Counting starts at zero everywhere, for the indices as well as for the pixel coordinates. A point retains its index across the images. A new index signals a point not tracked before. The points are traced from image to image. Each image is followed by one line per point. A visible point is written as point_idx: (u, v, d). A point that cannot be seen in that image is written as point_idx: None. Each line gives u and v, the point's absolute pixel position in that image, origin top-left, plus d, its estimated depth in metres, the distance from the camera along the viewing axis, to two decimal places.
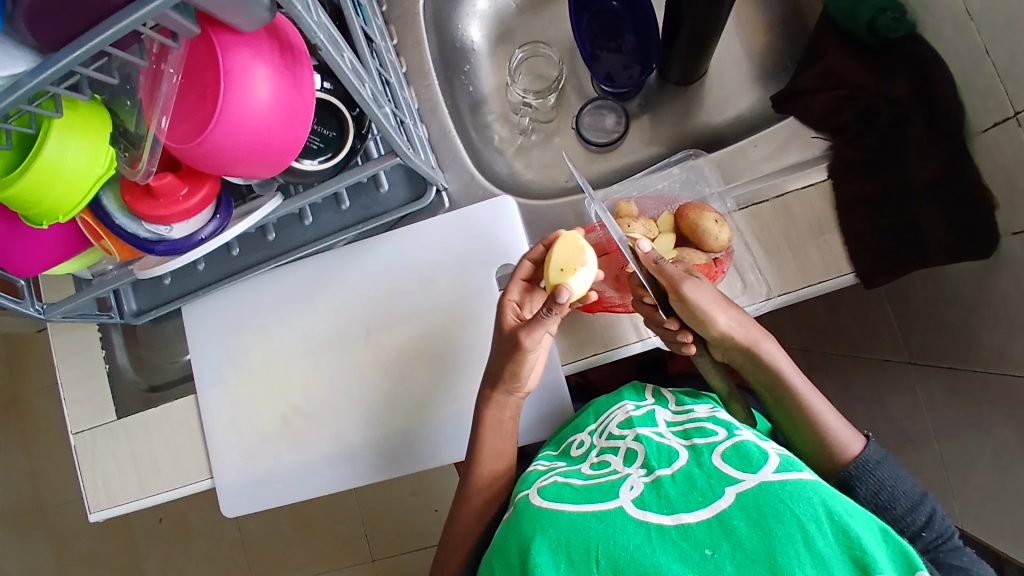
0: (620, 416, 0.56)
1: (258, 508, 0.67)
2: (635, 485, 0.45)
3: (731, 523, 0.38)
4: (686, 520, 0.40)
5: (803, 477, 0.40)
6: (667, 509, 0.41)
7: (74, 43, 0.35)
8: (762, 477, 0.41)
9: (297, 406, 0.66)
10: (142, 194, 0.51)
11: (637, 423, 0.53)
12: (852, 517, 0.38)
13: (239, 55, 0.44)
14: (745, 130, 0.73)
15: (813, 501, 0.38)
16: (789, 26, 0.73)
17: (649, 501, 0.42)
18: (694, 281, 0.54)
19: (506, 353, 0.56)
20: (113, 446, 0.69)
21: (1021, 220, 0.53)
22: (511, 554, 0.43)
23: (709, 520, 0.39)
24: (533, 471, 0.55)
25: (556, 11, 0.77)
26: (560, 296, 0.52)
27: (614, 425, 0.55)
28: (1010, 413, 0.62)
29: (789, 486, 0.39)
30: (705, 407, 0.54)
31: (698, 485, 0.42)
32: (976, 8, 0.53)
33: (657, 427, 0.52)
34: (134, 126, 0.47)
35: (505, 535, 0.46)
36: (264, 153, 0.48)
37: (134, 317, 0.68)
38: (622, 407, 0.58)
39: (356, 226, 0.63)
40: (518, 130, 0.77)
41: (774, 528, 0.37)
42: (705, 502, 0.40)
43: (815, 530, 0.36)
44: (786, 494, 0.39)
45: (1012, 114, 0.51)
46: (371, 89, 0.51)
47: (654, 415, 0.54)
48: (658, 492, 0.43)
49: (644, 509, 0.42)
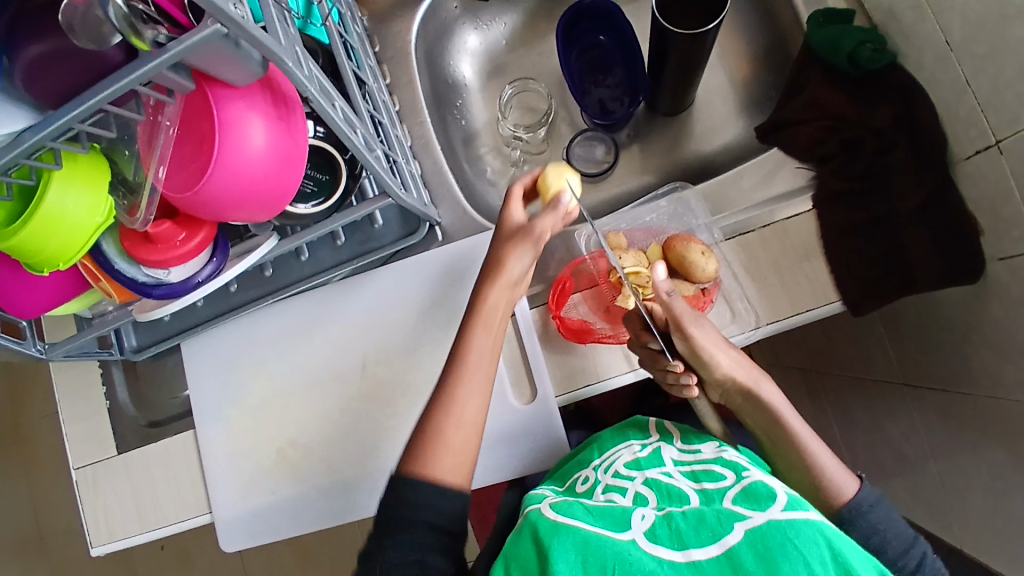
0: (626, 456, 0.58)
1: (258, 541, 0.68)
2: (647, 516, 0.46)
3: (739, 558, 0.39)
4: (697, 556, 0.40)
5: (809, 516, 0.40)
6: (677, 544, 0.41)
7: (74, 101, 0.37)
8: (770, 515, 0.41)
9: (294, 440, 0.67)
10: (140, 240, 0.52)
11: (644, 465, 0.55)
12: (857, 560, 0.38)
13: (233, 106, 0.46)
14: (734, 158, 0.75)
15: (819, 542, 0.38)
16: (774, 56, 0.74)
17: (661, 534, 0.43)
18: (702, 324, 0.57)
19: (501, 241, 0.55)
20: (115, 482, 0.70)
21: (1006, 246, 0.54)
22: (525, 557, 0.42)
23: (719, 557, 0.39)
24: (537, 497, 0.55)
25: (546, 45, 0.79)
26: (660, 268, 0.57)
27: (621, 465, 0.56)
28: (1003, 434, 0.62)
29: (797, 525, 0.40)
30: (711, 449, 0.56)
31: (707, 520, 0.42)
32: (955, 39, 0.54)
33: (664, 469, 0.54)
34: (132, 174, 0.49)
35: (514, 542, 0.46)
36: (258, 200, 0.50)
37: (133, 354, 0.70)
38: (628, 446, 0.59)
39: (351, 261, 0.65)
40: (509, 163, 0.79)
41: (781, 564, 0.38)
42: (715, 537, 0.41)
43: (820, 570, 0.37)
44: (793, 532, 0.39)
45: (994, 142, 0.53)
46: (364, 135, 0.53)
47: (660, 456, 0.56)
48: (670, 525, 0.43)
49: (655, 542, 0.42)
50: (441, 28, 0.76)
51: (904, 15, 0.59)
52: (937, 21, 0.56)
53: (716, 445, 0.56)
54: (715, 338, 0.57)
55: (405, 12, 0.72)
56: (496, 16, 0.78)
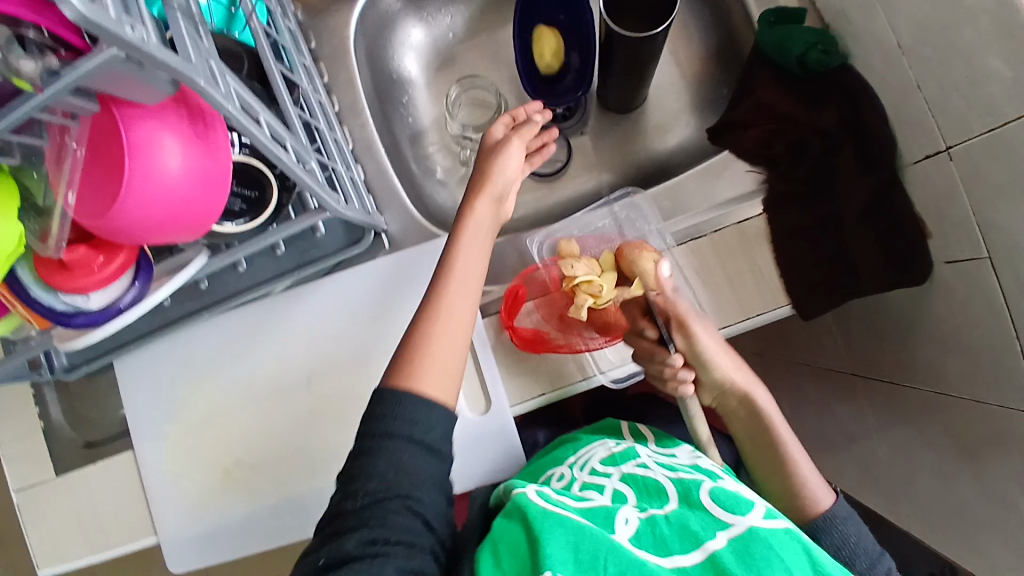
0: (600, 454, 0.58)
1: (207, 562, 0.66)
2: (630, 518, 0.45)
3: (724, 564, 0.39)
4: (681, 563, 0.40)
5: (789, 526, 0.42)
6: (660, 549, 0.41)
7: None
8: (750, 522, 0.42)
9: (241, 459, 0.65)
10: (54, 266, 0.49)
11: (620, 461, 0.55)
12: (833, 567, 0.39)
13: (144, 128, 0.42)
14: (687, 158, 0.73)
15: (801, 551, 0.39)
16: (726, 54, 0.72)
17: (643, 539, 0.43)
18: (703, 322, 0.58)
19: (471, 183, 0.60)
20: (55, 505, 0.67)
21: (954, 250, 0.55)
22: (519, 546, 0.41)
23: (704, 562, 0.40)
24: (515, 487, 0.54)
25: (494, 37, 0.76)
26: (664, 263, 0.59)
27: (596, 461, 0.56)
28: (948, 425, 0.64)
29: (778, 534, 0.41)
30: (685, 453, 0.56)
31: (690, 527, 0.43)
32: (905, 42, 0.53)
33: (640, 464, 0.54)
34: (43, 197, 0.45)
35: (501, 528, 0.44)
36: (181, 223, 0.46)
37: (65, 373, 0.66)
38: (601, 445, 0.60)
39: (293, 271, 0.63)
40: (459, 161, 0.76)
41: (763, 570, 0.38)
42: (698, 544, 0.41)
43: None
44: (776, 542, 0.40)
45: (944, 148, 0.52)
46: (296, 146, 0.49)
47: (634, 454, 0.56)
48: (653, 530, 0.43)
49: (637, 545, 0.42)
50: (381, 22, 0.72)
51: (853, 14, 0.59)
52: (887, 21, 0.55)
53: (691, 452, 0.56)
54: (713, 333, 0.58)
55: (342, 5, 0.68)
56: (442, 8, 0.75)
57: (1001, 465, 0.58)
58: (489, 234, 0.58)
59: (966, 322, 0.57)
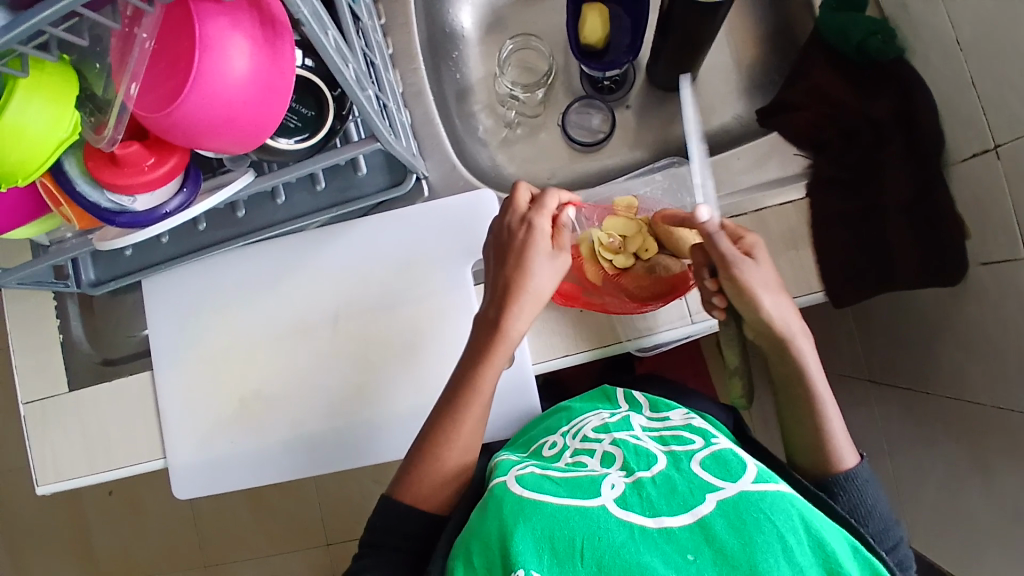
0: (594, 422, 0.56)
1: (212, 492, 0.66)
2: (616, 483, 0.44)
3: (713, 529, 0.38)
4: (668, 524, 0.40)
5: (781, 489, 0.40)
6: (648, 511, 0.41)
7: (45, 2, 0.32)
8: (741, 486, 0.41)
9: (258, 389, 0.65)
10: (106, 162, 0.49)
11: (613, 429, 0.53)
12: (825, 529, 0.39)
13: (216, 24, 0.43)
14: (729, 142, 0.74)
15: (792, 515, 0.38)
16: (781, 40, 0.73)
17: (632, 501, 0.42)
18: (747, 262, 0.54)
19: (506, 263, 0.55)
20: (63, 419, 0.67)
21: (991, 250, 0.54)
22: (489, 539, 0.41)
23: (692, 526, 0.39)
24: (505, 462, 0.53)
25: (551, 3, 0.76)
26: (702, 213, 0.51)
27: (589, 430, 0.55)
28: (961, 435, 0.63)
29: (770, 498, 0.39)
30: (679, 415, 0.55)
31: (679, 489, 0.41)
32: (966, 38, 0.53)
33: (632, 431, 0.52)
34: (102, 90, 0.45)
35: (480, 522, 0.44)
36: (236, 129, 0.46)
37: (91, 288, 0.65)
38: (596, 414, 0.58)
39: (331, 209, 0.62)
40: (503, 123, 0.76)
41: (755, 535, 0.37)
42: (687, 507, 0.40)
43: (795, 542, 0.37)
44: (766, 503, 0.39)
45: (993, 146, 0.52)
46: (355, 69, 0.50)
47: (628, 420, 0.55)
48: (641, 493, 0.42)
49: (627, 509, 0.41)
50: None
51: (917, 8, 0.58)
52: (951, 17, 0.54)
53: (683, 412, 0.56)
54: (764, 282, 0.54)
55: None
56: None
57: (1013, 482, 0.57)
58: (504, 356, 0.56)
59: (995, 326, 0.55)
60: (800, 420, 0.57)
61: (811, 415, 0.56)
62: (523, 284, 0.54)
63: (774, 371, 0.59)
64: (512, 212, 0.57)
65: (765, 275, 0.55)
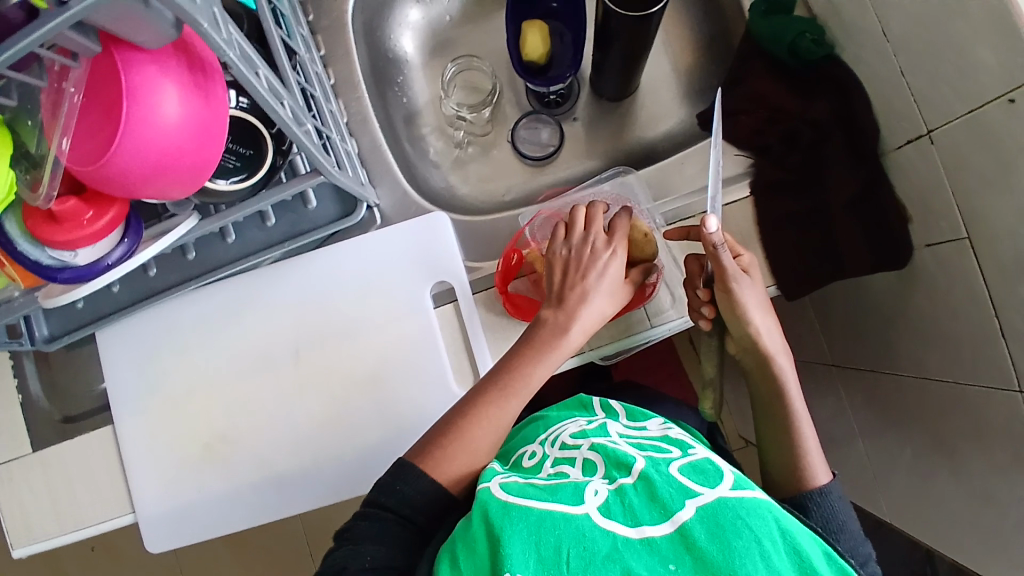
0: (572, 428, 0.56)
1: (184, 542, 0.64)
2: (600, 490, 0.44)
3: (693, 536, 0.38)
4: (650, 533, 0.40)
5: (758, 495, 0.41)
6: (631, 520, 0.41)
7: None
8: (718, 493, 0.41)
9: (223, 433, 0.64)
10: (44, 219, 0.48)
11: (591, 434, 0.53)
12: (801, 536, 0.39)
13: (143, 72, 0.42)
14: (677, 146, 0.75)
15: (769, 520, 0.39)
16: (717, 46, 0.74)
17: (614, 509, 0.42)
18: (746, 279, 0.54)
19: (570, 268, 0.56)
20: (26, 480, 0.65)
21: (933, 234, 0.55)
22: (477, 545, 0.41)
23: (672, 534, 0.39)
24: (489, 467, 0.52)
25: (491, 23, 0.77)
26: (711, 223, 0.46)
27: (567, 436, 0.55)
28: (925, 416, 0.64)
29: (747, 504, 0.40)
30: (654, 425, 0.56)
31: (659, 495, 0.41)
32: (890, 31, 0.54)
33: (610, 437, 0.52)
34: (36, 146, 0.44)
35: (464, 529, 0.43)
36: (175, 174, 0.46)
37: (46, 344, 0.64)
38: (573, 421, 0.58)
39: (283, 243, 0.61)
40: (453, 143, 0.77)
41: (733, 541, 0.38)
42: (667, 515, 0.40)
43: (771, 547, 0.38)
44: (743, 509, 0.39)
45: (926, 132, 0.53)
46: (291, 106, 0.50)
47: (606, 427, 0.55)
48: (623, 500, 0.42)
49: (609, 517, 0.41)
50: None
51: (840, 5, 0.60)
52: (875, 12, 0.55)
53: (662, 423, 0.56)
54: (755, 300, 0.54)
55: None
56: None
57: (978, 458, 0.58)
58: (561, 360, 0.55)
59: (943, 308, 0.57)
60: (773, 420, 0.58)
61: (782, 414, 0.57)
62: (589, 290, 0.55)
63: (754, 387, 0.60)
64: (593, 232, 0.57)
65: (758, 292, 0.55)
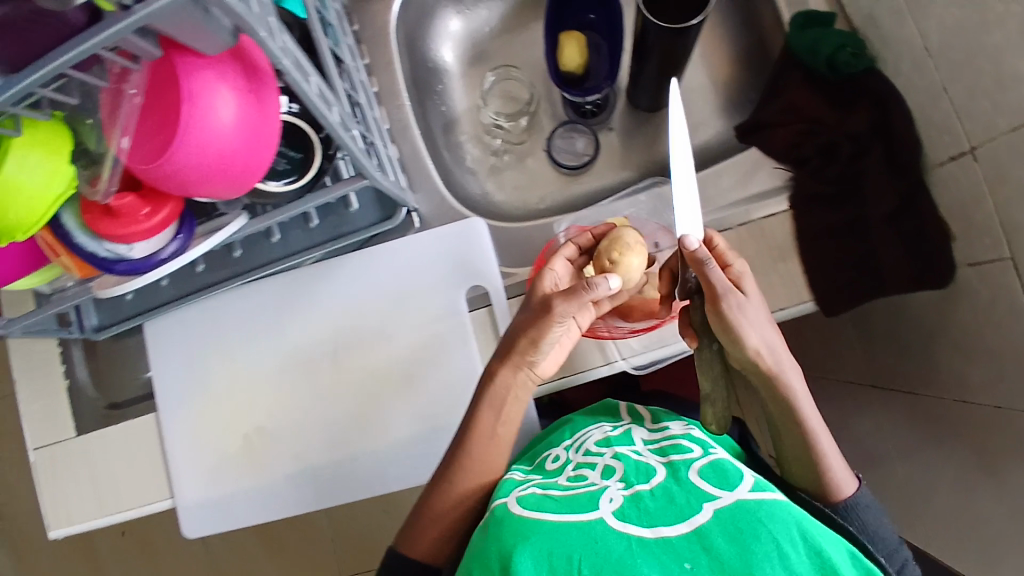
0: (597, 435, 0.57)
1: (221, 530, 0.66)
2: (615, 497, 0.45)
3: (710, 538, 0.38)
4: (667, 533, 0.40)
5: (777, 497, 0.41)
6: (647, 522, 0.41)
7: (35, 64, 0.34)
8: (737, 494, 0.41)
9: (261, 426, 0.66)
10: (101, 213, 0.50)
11: (615, 442, 0.54)
12: (823, 537, 0.39)
13: (201, 78, 0.44)
14: (714, 158, 0.75)
15: (789, 521, 0.38)
16: (756, 56, 0.74)
17: (629, 513, 0.42)
18: (740, 297, 0.52)
19: (530, 319, 0.56)
20: (72, 464, 0.68)
21: (977, 251, 0.54)
22: (491, 561, 0.42)
23: (689, 534, 0.39)
24: (508, 480, 0.54)
25: (530, 34, 0.78)
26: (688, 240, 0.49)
27: (592, 443, 0.55)
28: (965, 437, 0.62)
29: (766, 505, 0.40)
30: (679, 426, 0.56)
31: (677, 501, 0.42)
32: (933, 46, 0.54)
33: (634, 445, 0.53)
34: (95, 144, 0.47)
35: (481, 546, 0.45)
36: (225, 177, 0.48)
37: (95, 333, 0.67)
38: (599, 426, 0.59)
39: (325, 245, 0.63)
40: (490, 151, 0.78)
41: (751, 544, 0.37)
42: (683, 517, 0.41)
43: (790, 547, 0.37)
44: (762, 512, 0.39)
45: (968, 149, 0.53)
46: (339, 112, 0.51)
47: (631, 434, 0.55)
48: (638, 505, 0.43)
49: (625, 521, 0.42)
50: (423, 10, 0.75)
51: (883, 19, 0.59)
52: (916, 25, 0.55)
53: (684, 423, 0.56)
54: (755, 319, 0.52)
55: None
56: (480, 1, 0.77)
57: (1020, 482, 0.56)
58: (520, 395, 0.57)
59: (987, 327, 0.56)
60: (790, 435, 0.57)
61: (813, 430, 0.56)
62: (552, 338, 0.56)
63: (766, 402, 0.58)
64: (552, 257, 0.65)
65: (755, 310, 0.53)
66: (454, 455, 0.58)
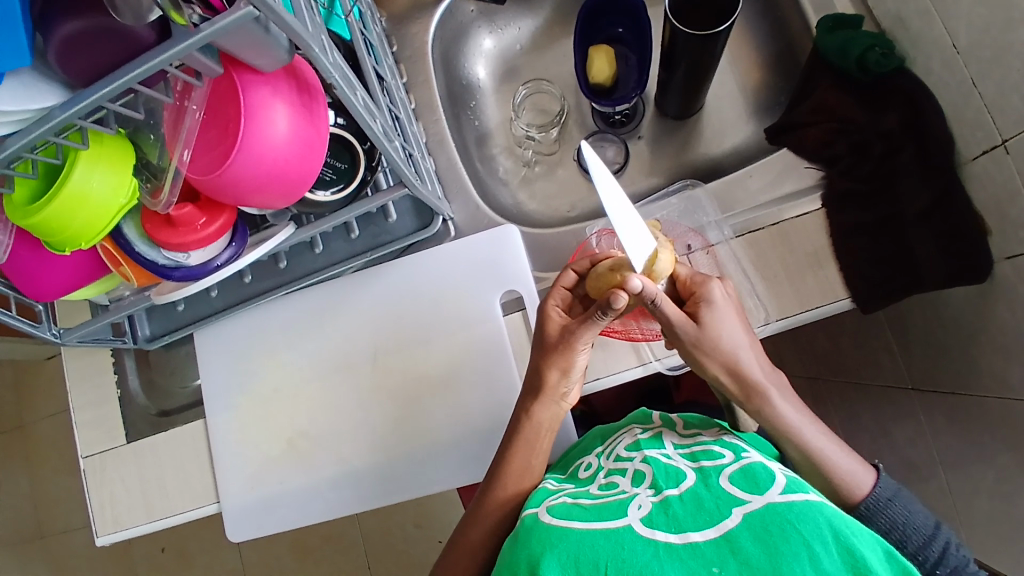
0: (626, 439, 0.56)
1: (264, 532, 0.68)
2: (643, 504, 0.44)
3: (738, 541, 0.38)
4: (694, 539, 0.40)
5: (809, 498, 0.40)
6: (674, 528, 0.41)
7: (103, 79, 0.36)
8: (768, 498, 0.40)
9: (304, 431, 0.68)
10: (162, 223, 0.54)
11: (644, 446, 0.53)
12: (857, 537, 0.37)
13: (259, 92, 0.47)
14: (742, 163, 0.76)
15: (819, 521, 0.38)
16: (784, 62, 0.75)
17: (657, 520, 0.42)
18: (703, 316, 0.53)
19: (550, 354, 0.57)
20: (121, 470, 0.70)
21: (1013, 245, 0.54)
22: (520, 568, 0.42)
23: (716, 540, 0.39)
24: (542, 489, 0.54)
25: (559, 49, 0.81)
26: (633, 284, 0.49)
27: (622, 448, 0.54)
28: (1011, 437, 0.61)
29: (796, 507, 0.39)
30: (713, 430, 0.53)
31: (705, 505, 0.42)
32: (962, 43, 0.55)
33: (665, 449, 0.52)
34: (157, 158, 0.50)
35: (512, 554, 0.45)
36: (279, 185, 0.51)
37: (147, 343, 0.70)
38: (629, 429, 0.57)
39: (365, 254, 0.66)
40: (522, 162, 0.80)
41: (780, 545, 0.37)
42: (712, 522, 0.40)
43: (821, 550, 0.37)
44: (792, 513, 0.38)
45: (1000, 142, 0.53)
46: (383, 124, 0.54)
47: (660, 436, 0.54)
48: (666, 511, 0.43)
49: (653, 527, 0.42)
50: (457, 31, 0.79)
51: (912, 20, 0.60)
52: (946, 26, 0.56)
53: (716, 428, 0.53)
54: (729, 324, 0.54)
55: (423, 15, 0.75)
56: (511, 20, 0.80)
57: None
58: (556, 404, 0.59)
59: None
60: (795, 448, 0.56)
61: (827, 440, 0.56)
62: (579, 363, 0.57)
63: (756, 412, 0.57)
64: (555, 291, 0.60)
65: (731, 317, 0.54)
66: (493, 467, 0.59)
